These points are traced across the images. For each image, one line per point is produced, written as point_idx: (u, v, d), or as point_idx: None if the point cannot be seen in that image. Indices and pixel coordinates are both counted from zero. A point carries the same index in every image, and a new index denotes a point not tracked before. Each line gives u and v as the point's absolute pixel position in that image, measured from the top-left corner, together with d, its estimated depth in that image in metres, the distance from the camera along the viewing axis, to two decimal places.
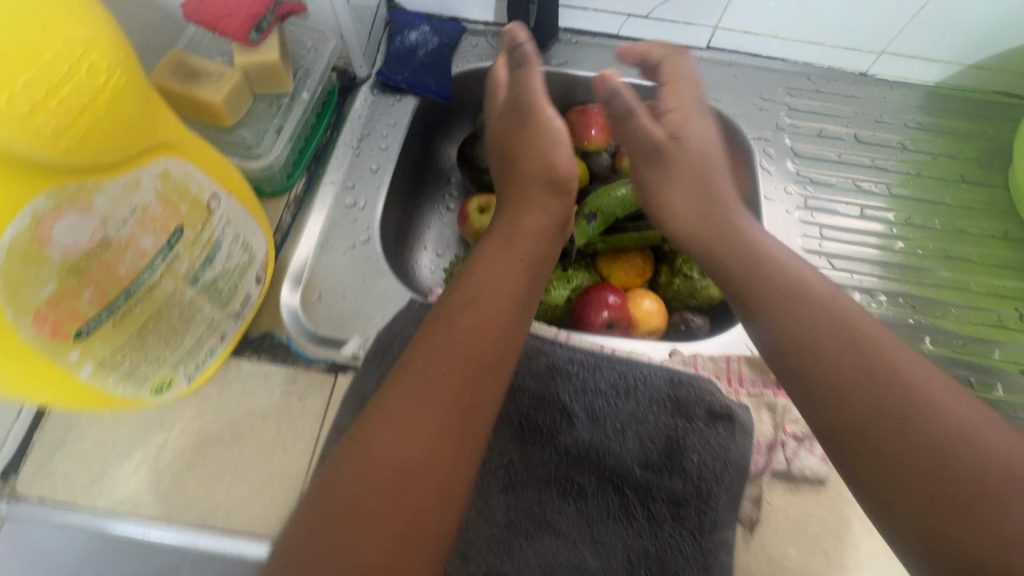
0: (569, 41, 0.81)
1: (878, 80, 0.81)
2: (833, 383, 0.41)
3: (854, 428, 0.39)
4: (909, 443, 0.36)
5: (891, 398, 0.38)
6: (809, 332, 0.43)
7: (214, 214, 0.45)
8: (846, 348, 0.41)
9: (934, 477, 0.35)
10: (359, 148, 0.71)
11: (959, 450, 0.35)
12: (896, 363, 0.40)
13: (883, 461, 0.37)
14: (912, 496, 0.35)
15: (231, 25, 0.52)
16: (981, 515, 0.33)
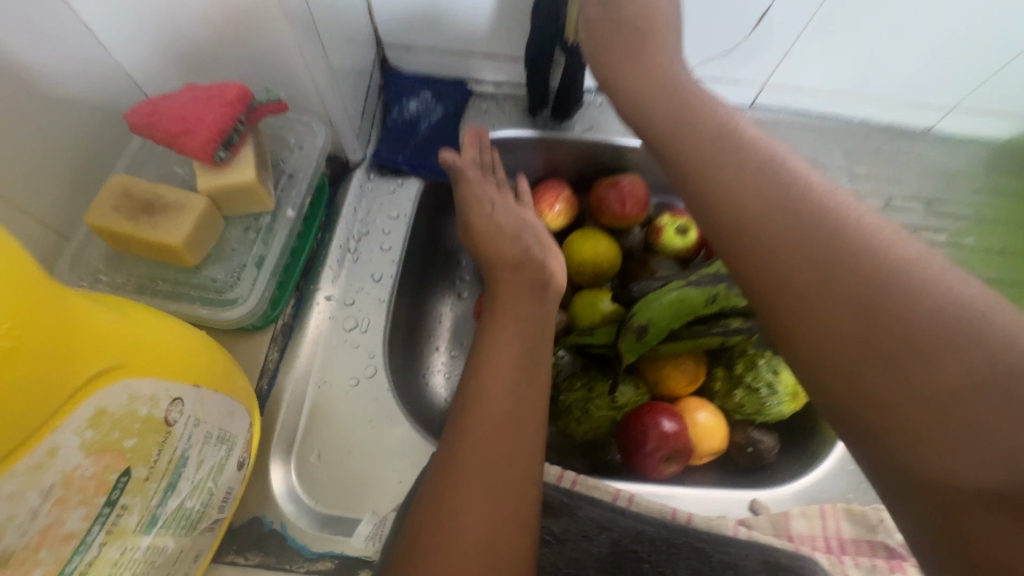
0: (594, 101, 0.71)
1: (945, 136, 0.71)
2: (738, 233, 0.33)
3: (771, 282, 0.31)
4: (827, 308, 0.29)
5: (800, 256, 0.30)
6: (723, 178, 0.34)
7: (176, 426, 0.33)
8: (808, 252, 0.30)
9: (867, 335, 0.28)
10: (356, 252, 0.60)
11: (884, 304, 0.28)
12: (821, 211, 0.31)
13: (811, 335, 0.29)
14: (844, 369, 0.28)
15: (189, 142, 0.40)
16: (912, 380, 0.26)
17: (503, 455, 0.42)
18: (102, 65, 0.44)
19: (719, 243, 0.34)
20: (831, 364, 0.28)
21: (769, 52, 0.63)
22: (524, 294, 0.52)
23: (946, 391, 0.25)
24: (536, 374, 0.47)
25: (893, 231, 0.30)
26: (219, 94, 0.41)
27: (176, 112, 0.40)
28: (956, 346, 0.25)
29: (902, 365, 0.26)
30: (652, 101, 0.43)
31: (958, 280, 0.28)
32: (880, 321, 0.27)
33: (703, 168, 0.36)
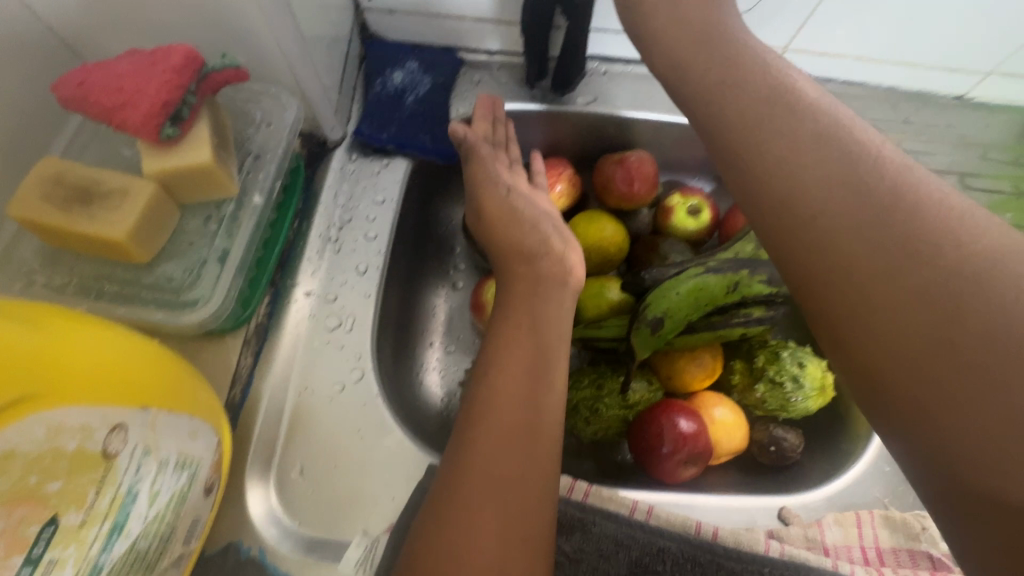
0: (597, 71, 0.64)
1: (977, 104, 0.66)
2: (802, 233, 0.30)
3: (835, 285, 0.29)
4: (896, 320, 0.27)
5: (870, 262, 0.28)
6: (788, 176, 0.32)
7: (119, 459, 0.28)
8: (870, 233, 0.28)
9: (943, 352, 0.25)
10: (339, 242, 0.53)
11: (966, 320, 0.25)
12: (900, 209, 0.28)
13: (877, 348, 0.27)
14: (910, 386, 0.26)
15: (129, 117, 0.34)
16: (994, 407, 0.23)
17: (517, 472, 0.37)
18: (27, 29, 0.38)
19: (779, 244, 0.32)
20: (897, 377, 0.26)
21: (798, 6, 0.56)
22: (526, 284, 0.47)
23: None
24: (548, 378, 0.41)
25: (980, 230, 0.27)
26: (162, 60, 0.35)
27: (112, 82, 0.34)
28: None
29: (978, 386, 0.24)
30: (705, 85, 0.39)
31: None
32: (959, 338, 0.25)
33: (766, 161, 0.33)
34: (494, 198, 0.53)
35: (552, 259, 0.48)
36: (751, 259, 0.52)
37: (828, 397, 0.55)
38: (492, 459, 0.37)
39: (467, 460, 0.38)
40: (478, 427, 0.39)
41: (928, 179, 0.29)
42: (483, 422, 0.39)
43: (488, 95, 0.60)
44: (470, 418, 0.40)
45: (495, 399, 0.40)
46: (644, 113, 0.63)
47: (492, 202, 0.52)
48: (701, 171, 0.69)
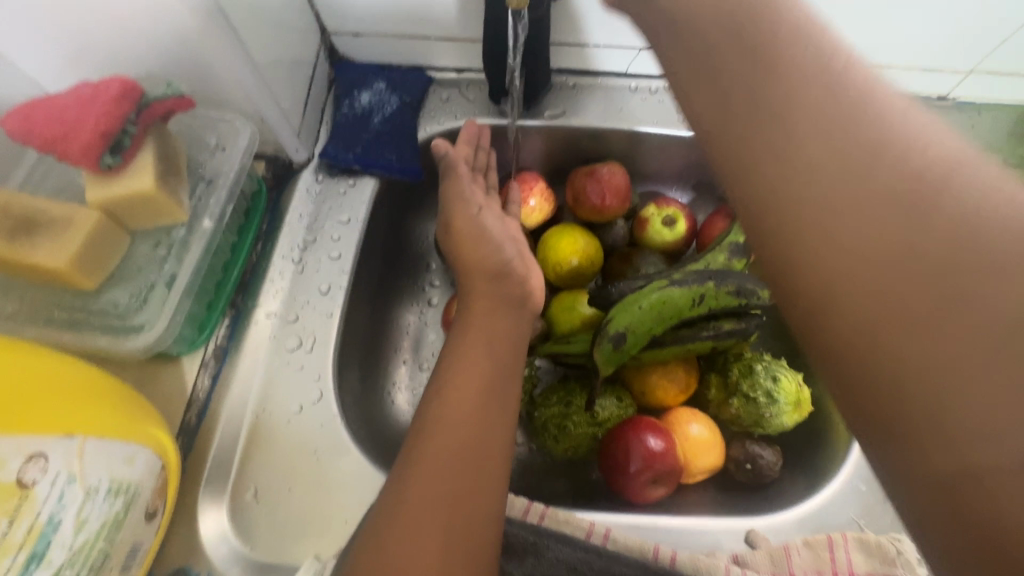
0: (566, 84, 0.64)
1: (962, 104, 0.63)
2: (757, 125, 0.25)
3: (795, 182, 0.24)
4: (855, 224, 0.22)
5: (830, 154, 0.23)
6: (752, 62, 0.26)
7: (37, 488, 0.28)
8: (837, 155, 0.23)
9: (916, 288, 0.20)
10: (301, 261, 0.53)
11: (926, 220, 0.21)
12: (858, 97, 0.24)
13: (831, 257, 0.22)
14: (857, 304, 0.22)
15: (70, 148, 0.35)
16: (952, 325, 0.20)
17: (460, 494, 0.36)
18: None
19: (730, 142, 0.27)
20: (852, 294, 0.22)
21: None
22: (485, 300, 0.47)
23: (991, 354, 0.19)
24: (499, 399, 0.40)
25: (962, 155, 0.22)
26: (103, 93, 0.36)
27: (54, 114, 0.35)
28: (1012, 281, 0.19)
29: (932, 298, 0.20)
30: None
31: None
32: (918, 246, 0.21)
33: (731, 51, 0.27)
34: (466, 211, 0.52)
35: (505, 277, 0.48)
36: (719, 270, 0.51)
37: (805, 412, 0.52)
38: (434, 477, 0.36)
39: (404, 480, 0.36)
40: (416, 452, 0.37)
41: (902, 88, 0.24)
42: (426, 441, 0.37)
43: (474, 122, 0.59)
44: (417, 437, 0.38)
45: (441, 415, 0.38)
46: (614, 124, 0.63)
47: (462, 212, 0.52)
48: (679, 180, 0.67)
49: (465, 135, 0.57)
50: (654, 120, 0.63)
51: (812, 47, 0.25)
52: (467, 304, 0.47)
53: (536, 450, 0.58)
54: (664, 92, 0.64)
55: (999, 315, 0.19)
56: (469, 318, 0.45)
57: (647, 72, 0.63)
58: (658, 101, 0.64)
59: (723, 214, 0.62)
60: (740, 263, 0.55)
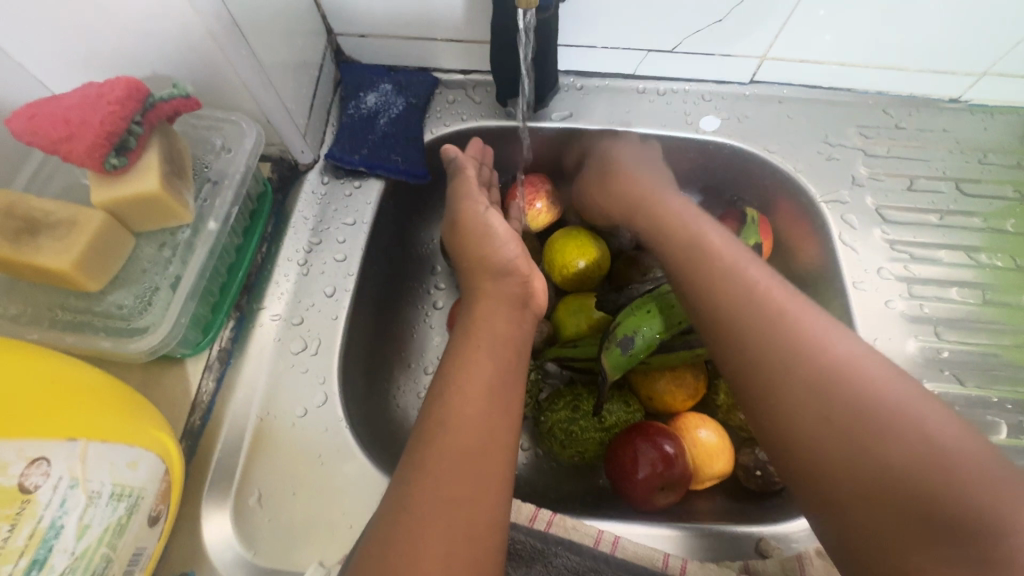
0: (573, 86, 0.63)
1: (975, 107, 0.62)
2: (723, 311, 0.41)
3: (757, 357, 0.37)
4: (806, 387, 0.35)
5: (783, 339, 0.37)
6: (708, 268, 0.43)
7: (39, 493, 0.28)
8: (775, 345, 0.37)
9: (838, 436, 0.33)
10: (306, 264, 0.53)
11: (848, 385, 0.34)
12: (784, 311, 0.39)
13: (790, 408, 0.35)
14: (803, 435, 0.34)
15: (75, 149, 0.35)
16: (867, 454, 0.31)
17: (466, 499, 0.35)
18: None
19: (706, 318, 0.42)
20: (804, 434, 0.34)
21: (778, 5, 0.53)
22: (492, 301, 0.46)
23: (887, 470, 0.31)
24: (503, 401, 0.40)
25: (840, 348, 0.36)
26: (107, 93, 0.35)
27: (57, 113, 0.35)
28: (902, 426, 0.31)
29: (858, 433, 0.32)
30: (640, 189, 0.55)
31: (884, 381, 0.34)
32: (848, 402, 0.33)
33: (694, 257, 0.45)
34: (475, 213, 0.52)
35: (511, 282, 0.48)
36: None
37: None
38: (441, 481, 0.35)
39: (410, 485, 0.35)
40: (421, 457, 0.36)
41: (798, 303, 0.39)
42: (432, 445, 0.37)
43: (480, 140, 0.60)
44: (423, 442, 0.37)
45: (449, 419, 0.38)
46: (621, 126, 0.62)
47: (472, 217, 0.51)
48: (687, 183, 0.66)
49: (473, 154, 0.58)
50: (662, 122, 0.62)
51: (730, 264, 0.43)
52: (475, 307, 0.46)
53: (543, 455, 0.57)
54: (672, 94, 0.63)
55: (902, 453, 0.31)
56: (477, 321, 0.45)
57: (655, 74, 0.63)
58: (665, 104, 0.63)
59: (732, 216, 0.60)
60: None
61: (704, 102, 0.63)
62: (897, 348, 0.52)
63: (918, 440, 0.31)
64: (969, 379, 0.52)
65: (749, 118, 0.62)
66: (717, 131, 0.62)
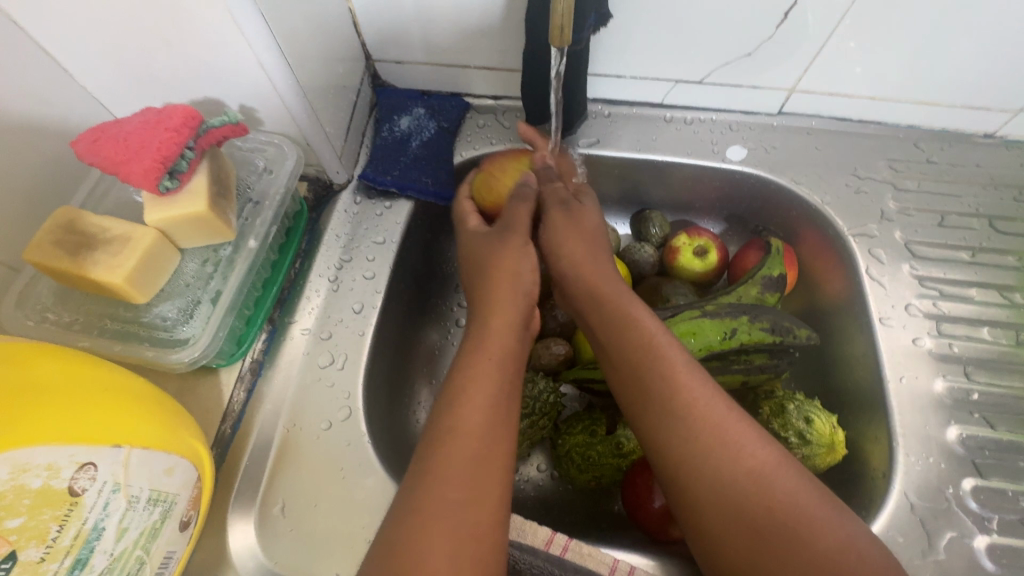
0: (601, 113, 0.65)
1: (1011, 143, 0.61)
2: (653, 412, 0.41)
3: (688, 466, 0.38)
4: (732, 496, 0.36)
5: (706, 443, 0.38)
6: (617, 328, 0.45)
7: (85, 496, 0.30)
8: (672, 414, 0.40)
9: (727, 504, 0.36)
10: (337, 280, 0.55)
11: (763, 484, 0.36)
12: (680, 377, 0.41)
13: (712, 513, 0.36)
14: (705, 502, 0.37)
15: (131, 172, 0.38)
16: (748, 519, 0.35)
17: (472, 501, 0.36)
18: (50, 82, 0.42)
19: (639, 414, 0.42)
20: (728, 539, 0.36)
21: (808, 40, 0.53)
22: (507, 316, 0.46)
23: (765, 534, 0.35)
24: (507, 410, 0.41)
25: (730, 421, 0.39)
26: (166, 119, 0.38)
27: (119, 137, 0.37)
28: (801, 525, 0.34)
29: (778, 533, 0.34)
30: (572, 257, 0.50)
31: (762, 447, 0.38)
32: (769, 503, 0.35)
33: (627, 353, 0.43)
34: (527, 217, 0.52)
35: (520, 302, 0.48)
36: (752, 307, 0.52)
37: (838, 454, 0.50)
38: (448, 483, 0.36)
39: (422, 489, 0.36)
40: (439, 462, 0.37)
41: (697, 374, 0.41)
42: (445, 451, 0.37)
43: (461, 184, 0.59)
44: (433, 446, 0.38)
45: (458, 426, 0.39)
46: (646, 154, 0.63)
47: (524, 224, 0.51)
48: (712, 212, 0.68)
49: (485, 195, 0.55)
50: (689, 150, 0.63)
51: (637, 329, 0.44)
52: (498, 320, 0.46)
53: (557, 477, 0.57)
54: (699, 123, 0.64)
55: (780, 520, 0.35)
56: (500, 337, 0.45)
57: (682, 104, 0.64)
58: (692, 132, 0.64)
59: (756, 247, 0.60)
60: (773, 298, 0.56)
61: (731, 132, 0.63)
62: (924, 387, 0.51)
63: (799, 515, 0.35)
64: (1001, 423, 0.50)
65: (777, 149, 0.62)
66: (744, 161, 0.62)
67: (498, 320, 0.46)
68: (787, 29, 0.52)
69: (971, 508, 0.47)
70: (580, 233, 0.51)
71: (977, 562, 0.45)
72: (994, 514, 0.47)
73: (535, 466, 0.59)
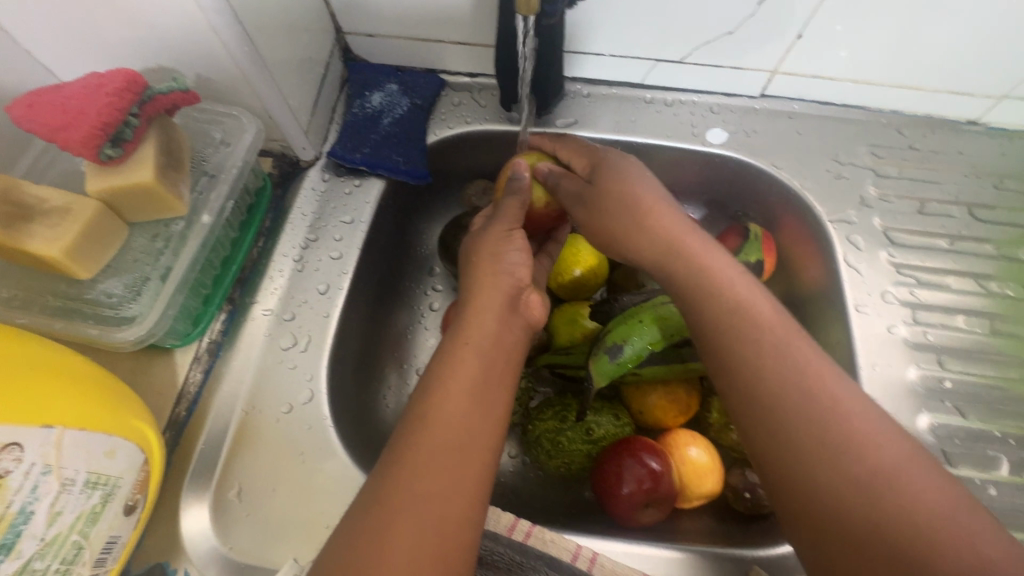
0: (579, 92, 0.63)
1: (992, 129, 0.60)
2: (744, 366, 0.37)
3: (804, 443, 0.34)
4: (845, 470, 0.32)
5: (821, 418, 0.34)
6: (704, 286, 0.40)
7: (10, 478, 0.28)
8: (774, 374, 0.36)
9: (830, 468, 0.32)
10: (302, 260, 0.53)
11: (871, 454, 0.32)
12: (782, 339, 0.37)
13: (814, 479, 0.33)
14: (801, 464, 0.33)
15: (70, 139, 0.36)
16: (851, 484, 0.32)
17: (444, 493, 0.35)
18: None
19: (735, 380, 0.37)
20: (828, 504, 0.32)
21: (790, 20, 0.52)
22: (487, 303, 0.43)
23: (874, 504, 0.31)
24: (491, 402, 0.39)
25: (836, 390, 0.35)
26: (106, 82, 0.36)
27: (55, 101, 0.35)
28: (915, 500, 0.30)
29: (888, 504, 0.31)
30: (618, 236, 0.44)
31: (871, 420, 0.34)
32: (877, 471, 0.32)
33: (714, 312, 0.39)
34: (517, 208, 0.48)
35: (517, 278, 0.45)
36: None
37: None
38: (409, 471, 0.35)
39: (391, 479, 0.35)
40: (405, 452, 0.36)
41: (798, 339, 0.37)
42: (412, 439, 0.36)
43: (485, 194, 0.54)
44: (405, 436, 0.37)
45: (435, 414, 0.37)
46: (626, 136, 0.61)
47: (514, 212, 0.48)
48: (692, 197, 0.66)
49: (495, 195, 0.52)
50: (667, 132, 0.61)
51: (730, 292, 0.39)
52: (473, 300, 0.44)
53: (529, 464, 0.57)
54: (679, 104, 0.62)
55: (885, 489, 0.31)
56: (468, 320, 0.42)
57: (662, 86, 0.62)
58: (672, 114, 0.62)
59: (735, 231, 0.59)
60: None
61: (712, 115, 0.62)
62: (897, 376, 0.51)
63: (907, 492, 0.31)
64: (971, 412, 0.50)
65: (758, 133, 0.61)
66: (723, 144, 0.61)
67: (472, 301, 0.44)
68: (770, 7, 0.51)
69: None
70: (640, 204, 0.44)
71: None
72: None
73: (506, 453, 0.58)
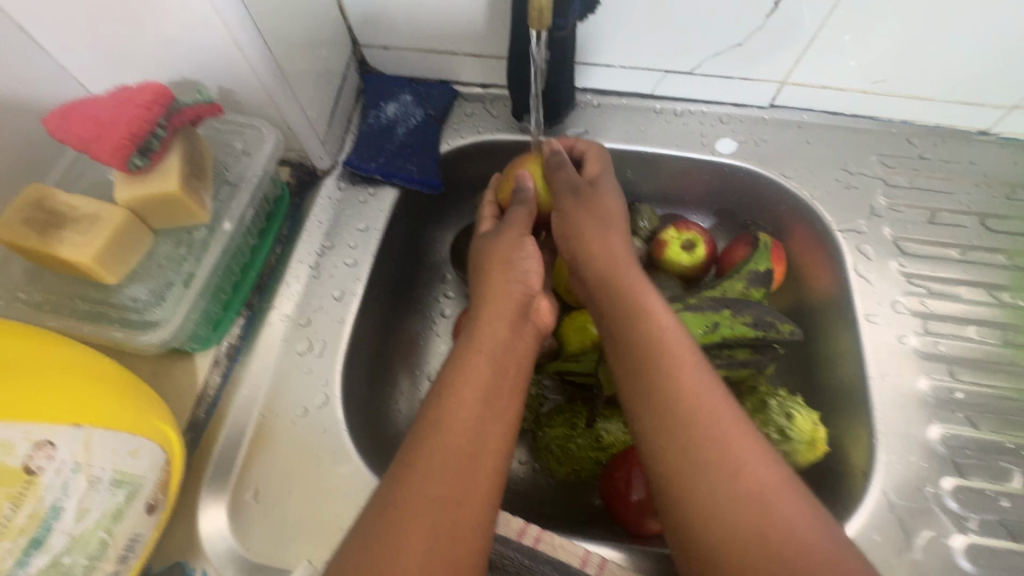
0: (590, 103, 0.64)
1: (1004, 139, 0.60)
2: (646, 391, 0.38)
3: (684, 474, 0.35)
4: (725, 498, 0.33)
5: (703, 454, 0.35)
6: (626, 308, 0.42)
7: (43, 475, 0.30)
8: (671, 400, 0.37)
9: (707, 499, 0.34)
10: (317, 267, 0.54)
11: (746, 486, 0.34)
12: (686, 365, 0.38)
13: (693, 506, 0.34)
14: (682, 490, 0.35)
15: (101, 150, 0.37)
16: (721, 513, 0.33)
17: (456, 497, 0.36)
18: (24, 61, 0.42)
19: (637, 411, 0.39)
20: (702, 529, 0.34)
21: (798, 32, 0.52)
22: (498, 310, 0.44)
23: (745, 533, 0.32)
24: (502, 408, 0.40)
25: (729, 418, 0.36)
26: (137, 97, 0.38)
27: (88, 115, 0.37)
28: (781, 531, 0.32)
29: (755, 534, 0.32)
30: (589, 245, 0.46)
31: (757, 450, 0.35)
32: (753, 504, 0.33)
33: (631, 335, 0.41)
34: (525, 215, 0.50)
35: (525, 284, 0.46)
36: (734, 299, 0.51)
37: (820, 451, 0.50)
38: (420, 473, 0.36)
39: (403, 482, 0.36)
40: (418, 454, 0.37)
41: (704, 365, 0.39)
42: (423, 442, 0.37)
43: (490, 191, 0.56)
44: (418, 440, 0.38)
45: (447, 419, 0.38)
46: (636, 146, 0.62)
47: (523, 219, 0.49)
48: (701, 206, 0.67)
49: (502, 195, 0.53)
50: (677, 142, 0.62)
51: (648, 317, 0.41)
52: (485, 307, 0.45)
53: (539, 470, 0.57)
54: (689, 115, 0.63)
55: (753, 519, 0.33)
56: (480, 327, 0.43)
57: (672, 96, 0.63)
58: (682, 124, 0.63)
59: (744, 240, 0.60)
60: (759, 293, 0.56)
61: (721, 125, 0.62)
62: (908, 386, 0.50)
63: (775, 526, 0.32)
64: (984, 423, 0.50)
65: (767, 143, 0.62)
66: (733, 154, 0.61)
67: (483, 308, 0.45)
68: (778, 19, 0.51)
69: (950, 507, 0.46)
70: (606, 222, 0.47)
71: (953, 562, 0.44)
72: (973, 514, 0.46)
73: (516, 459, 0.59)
